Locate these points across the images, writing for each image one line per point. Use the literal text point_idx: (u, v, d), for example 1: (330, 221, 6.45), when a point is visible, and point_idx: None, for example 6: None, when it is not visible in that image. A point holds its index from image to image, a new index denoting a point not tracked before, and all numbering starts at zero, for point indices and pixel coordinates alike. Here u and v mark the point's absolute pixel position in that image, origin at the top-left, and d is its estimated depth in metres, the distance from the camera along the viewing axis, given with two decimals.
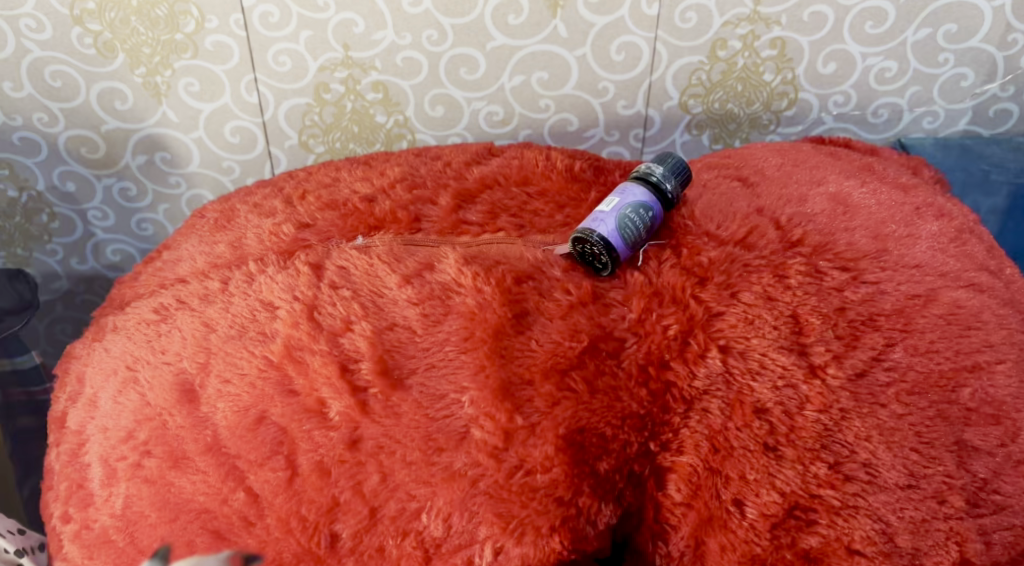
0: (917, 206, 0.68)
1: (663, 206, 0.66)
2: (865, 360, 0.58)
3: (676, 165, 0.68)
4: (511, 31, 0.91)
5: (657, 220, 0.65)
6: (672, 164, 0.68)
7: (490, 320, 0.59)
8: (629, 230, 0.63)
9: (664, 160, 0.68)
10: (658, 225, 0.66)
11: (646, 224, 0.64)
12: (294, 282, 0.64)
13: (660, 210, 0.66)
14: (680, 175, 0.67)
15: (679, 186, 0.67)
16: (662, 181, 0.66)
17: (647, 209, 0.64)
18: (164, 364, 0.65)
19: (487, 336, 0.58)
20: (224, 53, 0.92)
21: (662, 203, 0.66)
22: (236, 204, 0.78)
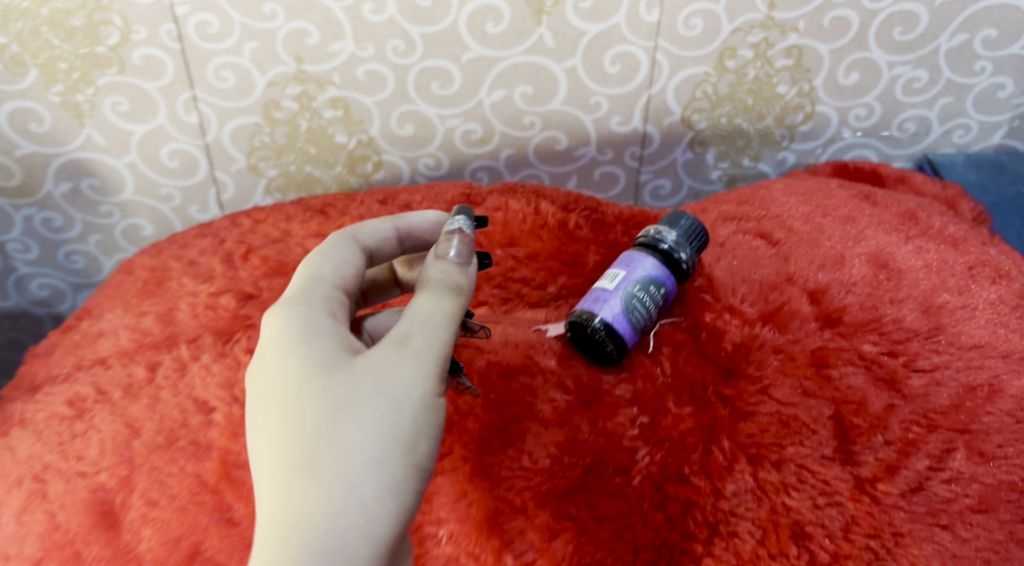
0: (969, 266, 0.58)
1: (676, 279, 0.55)
2: (921, 470, 0.48)
3: (692, 227, 0.56)
4: (490, 41, 0.79)
5: (670, 297, 0.55)
6: (688, 227, 0.56)
7: (470, 432, 0.49)
8: (638, 314, 0.52)
9: (677, 220, 0.57)
10: (669, 302, 0.55)
11: (657, 306, 0.53)
12: (234, 376, 0.53)
13: (673, 286, 0.55)
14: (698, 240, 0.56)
15: (696, 254, 0.56)
16: (676, 249, 0.55)
17: (659, 286, 0.54)
18: (77, 477, 0.53)
19: (467, 455, 0.48)
20: (155, 68, 0.79)
21: (675, 275, 0.55)
22: (169, 261, 0.66)
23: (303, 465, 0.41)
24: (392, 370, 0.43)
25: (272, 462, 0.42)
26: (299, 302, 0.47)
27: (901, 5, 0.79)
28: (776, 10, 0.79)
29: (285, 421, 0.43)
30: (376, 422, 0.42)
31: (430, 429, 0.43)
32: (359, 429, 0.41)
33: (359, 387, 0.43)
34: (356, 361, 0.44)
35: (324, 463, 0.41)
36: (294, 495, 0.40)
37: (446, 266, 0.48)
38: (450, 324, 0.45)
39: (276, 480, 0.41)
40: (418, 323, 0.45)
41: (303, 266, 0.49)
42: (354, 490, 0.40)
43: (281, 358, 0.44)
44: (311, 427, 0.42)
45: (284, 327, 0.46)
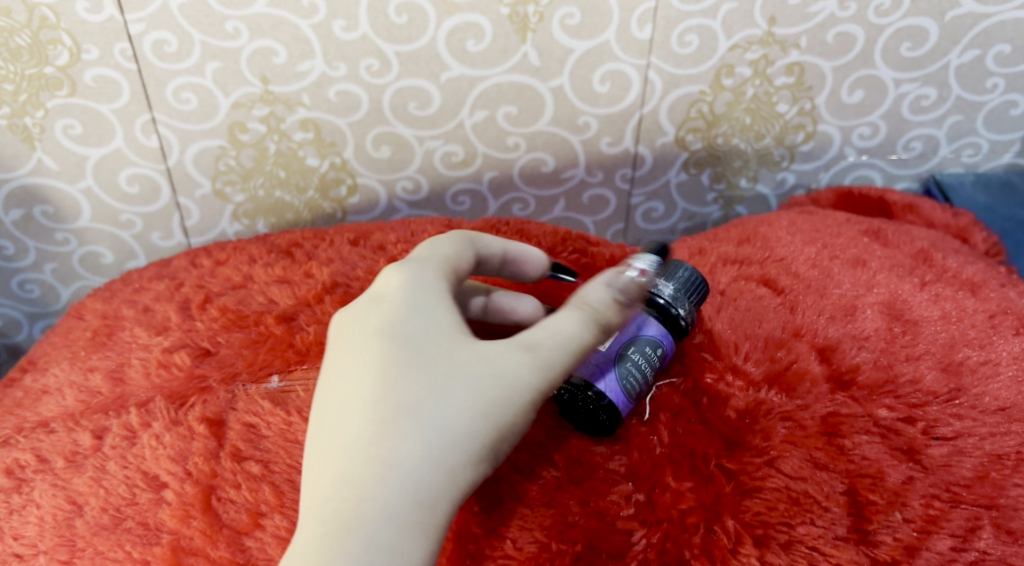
0: (991, 314, 0.53)
1: (676, 335, 0.50)
2: (944, 552, 0.44)
3: (691, 275, 0.52)
4: (471, 59, 0.74)
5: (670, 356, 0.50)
6: (685, 276, 0.51)
7: None
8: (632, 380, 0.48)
9: (674, 268, 0.52)
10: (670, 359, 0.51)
11: (656, 370, 0.49)
12: (187, 448, 0.48)
13: (673, 345, 0.50)
14: (697, 289, 0.52)
15: (695, 305, 0.51)
16: (671, 303, 0.50)
17: (656, 345, 0.49)
18: (13, 560, 0.48)
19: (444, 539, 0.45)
20: (109, 89, 0.73)
21: (673, 330, 0.51)
22: (121, 307, 0.60)
23: (394, 411, 0.41)
24: (510, 365, 0.43)
25: (358, 400, 0.42)
26: (425, 265, 0.48)
27: (909, 20, 0.75)
28: (776, 26, 0.74)
29: (392, 364, 0.42)
30: (482, 393, 0.42)
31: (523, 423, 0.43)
32: (459, 399, 0.41)
33: (467, 359, 0.43)
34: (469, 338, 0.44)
35: (417, 417, 0.40)
36: (379, 435, 0.40)
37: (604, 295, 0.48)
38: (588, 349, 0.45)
39: (360, 414, 0.41)
40: (548, 332, 0.45)
41: (425, 243, 0.50)
42: (442, 450, 0.40)
43: (397, 310, 0.45)
44: (410, 380, 0.42)
45: (404, 281, 0.47)
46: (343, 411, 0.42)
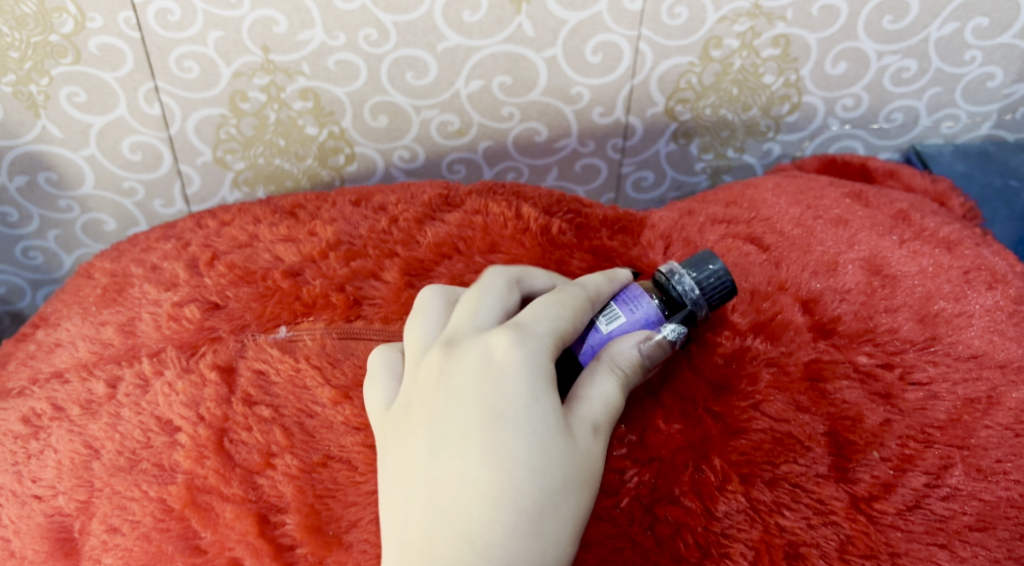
0: (965, 270, 0.56)
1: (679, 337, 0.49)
2: (918, 489, 0.47)
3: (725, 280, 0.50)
4: (467, 30, 0.76)
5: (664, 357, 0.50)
6: (718, 280, 0.49)
7: None
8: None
9: (712, 268, 0.50)
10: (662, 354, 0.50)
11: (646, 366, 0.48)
12: (199, 394, 0.50)
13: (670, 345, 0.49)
14: (723, 294, 0.50)
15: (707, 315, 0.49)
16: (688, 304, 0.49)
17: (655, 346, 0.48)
18: (34, 500, 0.50)
19: None
20: (112, 57, 0.74)
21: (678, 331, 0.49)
22: (130, 266, 0.62)
23: (515, 519, 0.40)
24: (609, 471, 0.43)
25: (480, 505, 0.40)
26: (543, 348, 0.44)
27: None
28: None
29: (515, 459, 0.41)
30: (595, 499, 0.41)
31: None
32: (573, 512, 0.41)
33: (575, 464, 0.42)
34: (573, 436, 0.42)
35: (532, 527, 0.40)
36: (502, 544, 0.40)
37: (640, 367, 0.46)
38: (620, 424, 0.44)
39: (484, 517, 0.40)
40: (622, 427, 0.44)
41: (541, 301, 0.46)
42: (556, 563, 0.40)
43: (522, 396, 0.42)
44: (532, 485, 0.41)
45: (524, 363, 0.43)
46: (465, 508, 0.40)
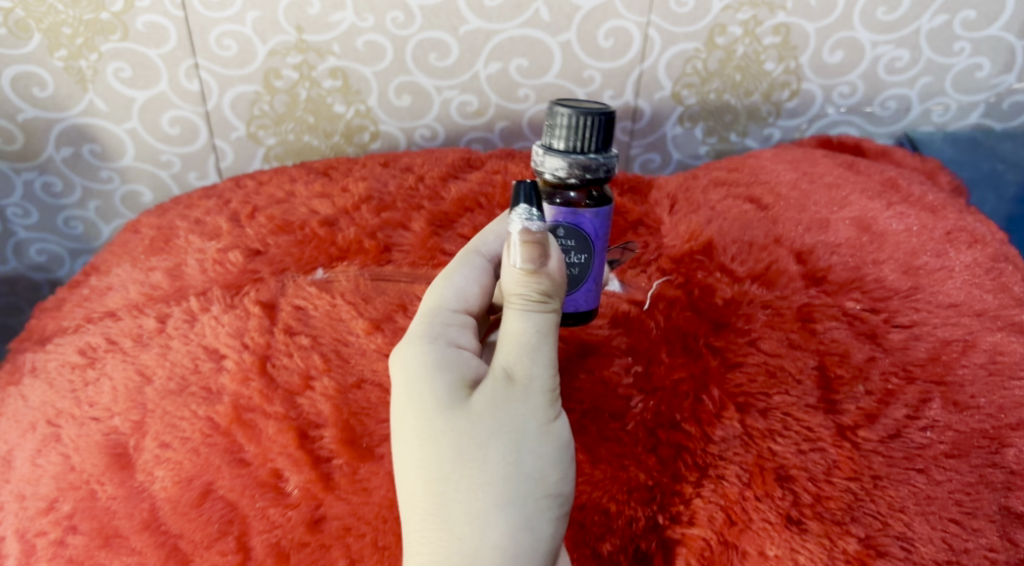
0: (948, 230, 0.61)
1: (585, 212, 0.52)
2: (900, 419, 0.51)
3: (570, 128, 0.52)
4: (487, 14, 0.81)
5: (590, 233, 0.53)
6: (561, 134, 0.52)
7: None
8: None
9: (553, 126, 0.52)
10: (599, 233, 0.53)
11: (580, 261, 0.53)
12: (244, 326, 0.55)
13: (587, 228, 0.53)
14: (579, 138, 0.51)
15: (584, 168, 0.51)
16: (563, 177, 0.52)
17: (563, 234, 0.53)
18: (92, 421, 0.55)
19: None
20: (158, 35, 0.81)
21: (577, 208, 0.52)
22: (175, 220, 0.67)
23: (480, 485, 0.46)
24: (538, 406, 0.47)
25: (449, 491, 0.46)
26: (424, 340, 0.49)
27: None
28: None
29: (417, 457, 0.47)
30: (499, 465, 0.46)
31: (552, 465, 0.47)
32: (530, 455, 0.46)
33: (500, 418, 0.47)
34: (484, 397, 0.47)
35: (449, 508, 0.46)
36: (486, 511, 0.46)
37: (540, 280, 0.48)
38: (546, 347, 0.48)
39: (458, 496, 0.46)
40: (530, 355, 0.48)
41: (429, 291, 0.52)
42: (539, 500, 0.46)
43: (404, 400, 0.48)
44: (479, 453, 0.46)
45: (411, 364, 0.48)
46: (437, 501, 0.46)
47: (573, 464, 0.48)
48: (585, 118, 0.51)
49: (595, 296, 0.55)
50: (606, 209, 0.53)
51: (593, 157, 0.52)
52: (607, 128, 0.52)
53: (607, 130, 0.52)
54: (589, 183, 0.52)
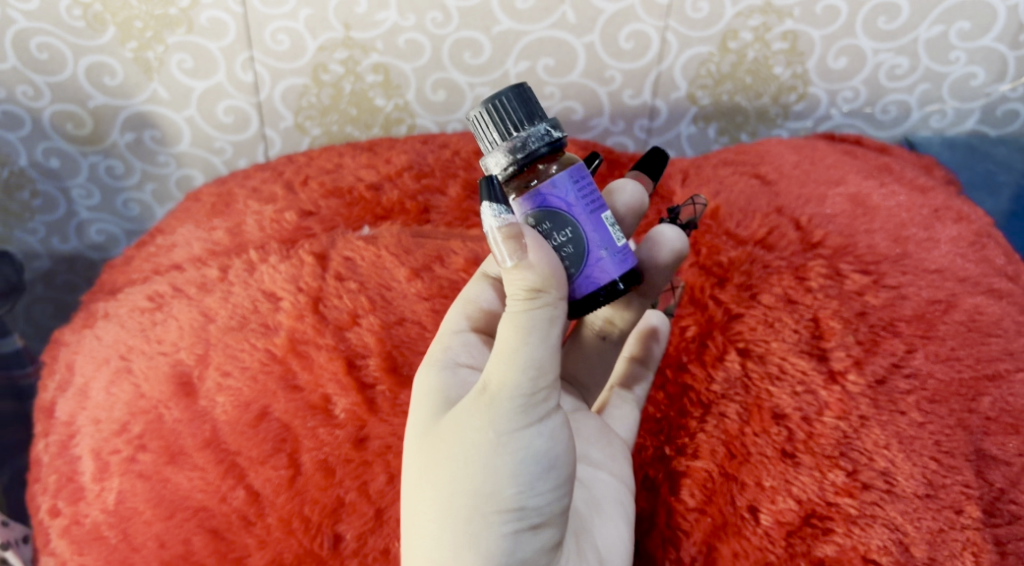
0: (936, 208, 0.68)
1: (541, 189, 0.51)
2: (886, 366, 0.57)
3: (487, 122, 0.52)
4: (519, 16, 0.89)
5: (562, 204, 0.51)
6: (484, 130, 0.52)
7: None
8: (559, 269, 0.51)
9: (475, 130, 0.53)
10: (570, 200, 0.51)
11: (563, 238, 0.50)
12: (298, 272, 0.61)
13: (554, 203, 0.51)
14: (498, 127, 0.51)
15: (513, 150, 0.51)
16: (506, 166, 0.51)
17: (536, 220, 0.51)
18: (159, 355, 0.62)
19: None
20: (218, 29, 0.89)
21: (534, 189, 0.51)
22: (234, 188, 0.75)
23: (445, 491, 0.49)
24: (504, 415, 0.47)
25: (425, 494, 0.50)
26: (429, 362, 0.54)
27: None
28: None
29: (411, 460, 0.51)
30: (461, 475, 0.48)
31: (507, 483, 0.47)
32: (488, 465, 0.48)
33: (466, 430, 0.49)
34: (462, 405, 0.50)
35: (424, 509, 0.50)
36: (451, 516, 0.48)
37: (518, 279, 0.47)
38: (512, 358, 0.47)
39: (433, 498, 0.49)
40: (500, 361, 0.48)
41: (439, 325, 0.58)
42: (497, 510, 0.47)
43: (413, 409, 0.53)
44: (448, 461, 0.49)
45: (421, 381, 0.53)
46: (418, 503, 0.50)
47: (541, 480, 0.48)
48: (491, 104, 0.51)
49: (612, 260, 0.51)
50: (562, 174, 0.51)
51: (518, 135, 0.51)
52: (518, 101, 0.51)
53: (522, 104, 0.51)
54: (533, 160, 0.51)
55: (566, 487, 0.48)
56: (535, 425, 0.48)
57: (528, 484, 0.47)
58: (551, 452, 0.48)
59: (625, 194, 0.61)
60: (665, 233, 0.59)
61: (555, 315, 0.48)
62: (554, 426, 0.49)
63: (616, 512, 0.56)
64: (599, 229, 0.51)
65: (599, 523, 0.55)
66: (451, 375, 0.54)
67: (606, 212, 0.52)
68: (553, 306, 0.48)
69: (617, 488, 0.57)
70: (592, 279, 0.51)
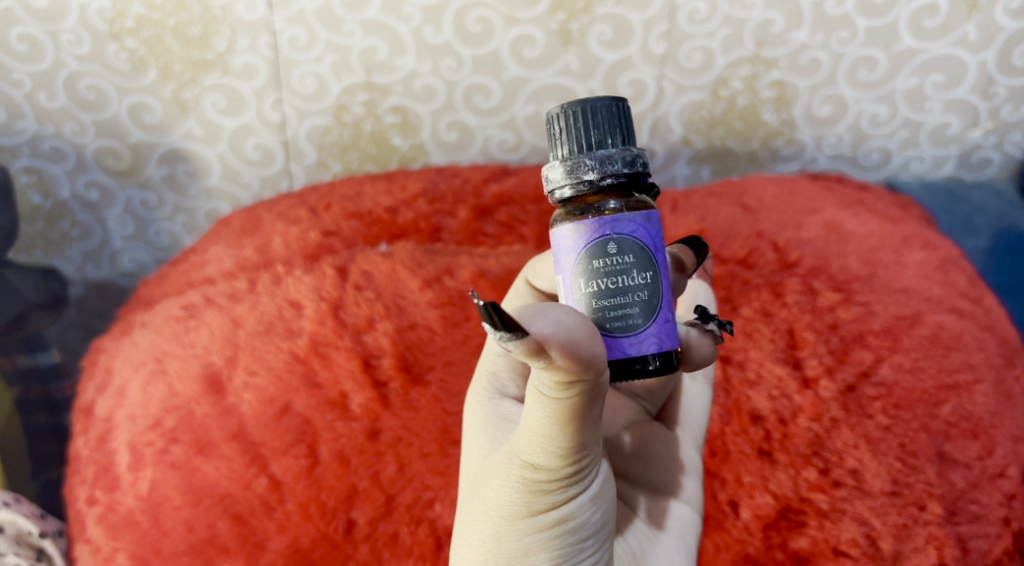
0: (905, 236, 0.74)
1: (636, 219, 0.50)
2: (855, 374, 0.63)
3: (570, 131, 0.52)
4: (527, 63, 0.97)
5: (649, 245, 0.50)
6: (564, 140, 0.52)
7: None
8: (629, 312, 0.49)
9: (556, 135, 0.52)
10: (656, 243, 0.50)
11: (639, 276, 0.49)
12: (320, 283, 0.67)
13: (640, 236, 0.50)
14: (580, 140, 0.51)
15: (600, 165, 0.51)
16: (591, 181, 0.50)
17: (621, 249, 0.49)
18: (192, 357, 0.67)
19: None
20: (251, 72, 0.97)
21: (628, 215, 0.50)
22: (262, 212, 0.82)
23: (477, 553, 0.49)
24: (540, 492, 0.47)
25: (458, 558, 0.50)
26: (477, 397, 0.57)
27: (864, 49, 0.95)
28: (762, 49, 0.96)
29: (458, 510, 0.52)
30: (494, 542, 0.49)
31: (541, 554, 0.48)
32: (523, 536, 0.48)
33: (501, 498, 0.48)
34: (499, 473, 0.49)
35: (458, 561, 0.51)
36: None
37: (553, 369, 0.43)
38: (549, 440, 0.45)
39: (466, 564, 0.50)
40: (537, 441, 0.46)
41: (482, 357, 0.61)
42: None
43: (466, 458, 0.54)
44: (482, 525, 0.49)
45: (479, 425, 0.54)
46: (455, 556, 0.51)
47: (575, 549, 0.48)
48: (583, 110, 0.51)
49: (674, 327, 0.51)
50: (654, 213, 0.51)
51: (606, 151, 0.51)
52: (609, 116, 0.52)
53: (611, 119, 0.52)
54: (617, 186, 0.51)
55: (603, 548, 0.50)
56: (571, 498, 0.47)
57: (565, 556, 0.48)
58: (587, 521, 0.48)
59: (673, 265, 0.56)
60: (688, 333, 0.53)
61: (598, 393, 0.44)
62: (591, 494, 0.48)
63: (677, 545, 0.56)
64: (667, 287, 0.51)
65: (662, 550, 0.55)
66: (497, 406, 0.56)
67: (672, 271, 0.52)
68: (596, 386, 0.44)
69: (684, 512, 0.58)
70: (655, 337, 0.50)
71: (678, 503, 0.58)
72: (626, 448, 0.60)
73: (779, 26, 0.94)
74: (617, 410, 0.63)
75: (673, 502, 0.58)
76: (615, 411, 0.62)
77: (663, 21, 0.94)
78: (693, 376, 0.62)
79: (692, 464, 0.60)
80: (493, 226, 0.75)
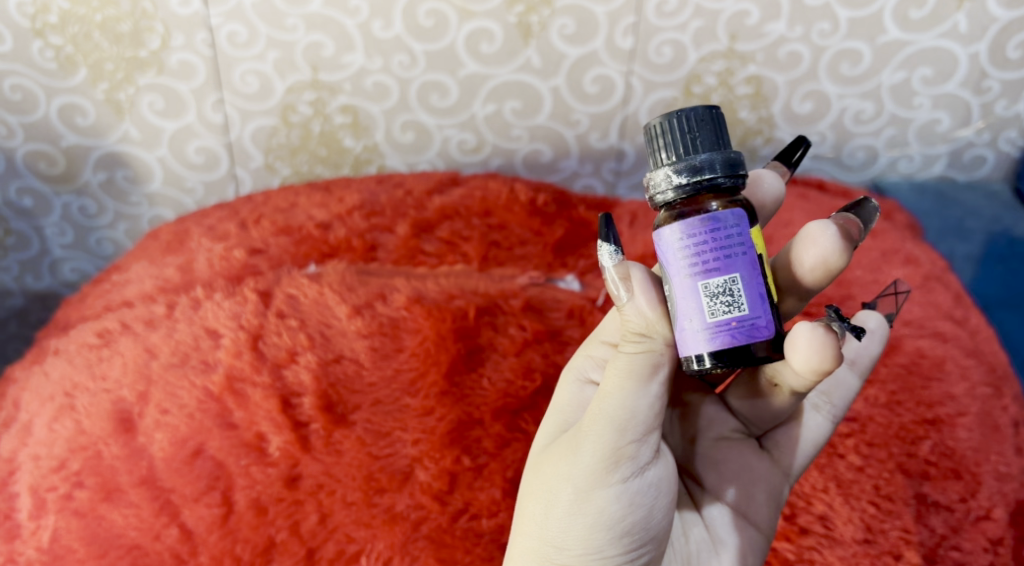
0: (884, 251, 0.70)
1: (658, 235, 0.47)
2: None
3: (663, 139, 0.48)
4: (484, 59, 0.90)
5: (662, 258, 0.47)
6: (662, 144, 0.47)
7: (429, 335, 0.59)
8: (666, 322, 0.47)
9: (652, 142, 0.48)
10: (685, 253, 0.46)
11: (667, 287, 0.47)
12: (240, 310, 0.62)
13: (663, 251, 0.47)
14: (674, 146, 0.47)
15: (684, 174, 0.46)
16: (675, 190, 0.47)
17: (658, 262, 0.48)
18: (102, 392, 0.61)
19: (427, 364, 0.58)
20: (188, 71, 0.91)
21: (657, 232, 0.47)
22: (191, 226, 0.76)
23: (534, 511, 0.51)
24: (600, 457, 0.48)
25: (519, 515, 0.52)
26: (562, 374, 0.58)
27: (846, 42, 0.88)
28: (737, 42, 0.89)
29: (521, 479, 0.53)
30: (550, 501, 0.50)
31: (594, 520, 0.49)
32: (578, 499, 0.49)
33: (563, 459, 0.50)
34: (567, 437, 0.51)
35: (517, 521, 0.52)
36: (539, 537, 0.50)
37: (628, 319, 0.49)
38: (614, 401, 0.48)
39: (524, 524, 0.51)
40: (604, 403, 0.48)
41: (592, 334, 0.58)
42: (572, 556, 0.49)
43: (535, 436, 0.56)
44: (542, 484, 0.51)
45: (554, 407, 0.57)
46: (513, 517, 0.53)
47: (626, 525, 0.49)
48: (678, 119, 0.47)
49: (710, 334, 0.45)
50: (670, 227, 0.46)
51: (696, 157, 0.47)
52: (706, 123, 0.47)
53: (709, 127, 0.47)
54: (703, 191, 0.46)
55: (648, 542, 0.50)
56: (632, 471, 0.49)
57: (617, 528, 0.49)
58: (641, 500, 0.49)
59: (818, 246, 0.50)
60: (796, 323, 0.46)
61: (659, 362, 0.48)
62: (639, 483, 0.49)
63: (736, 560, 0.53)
64: (708, 293, 0.45)
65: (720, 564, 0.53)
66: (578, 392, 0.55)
67: (725, 276, 0.45)
68: (658, 352, 0.48)
69: (757, 540, 0.53)
70: (687, 344, 0.46)
71: (745, 523, 0.54)
72: (710, 456, 0.56)
73: (755, 17, 0.87)
74: (720, 417, 0.57)
75: (742, 522, 0.54)
76: (712, 421, 0.57)
77: (629, 14, 0.87)
78: (816, 406, 0.55)
79: (782, 496, 0.54)
80: (437, 242, 0.70)
